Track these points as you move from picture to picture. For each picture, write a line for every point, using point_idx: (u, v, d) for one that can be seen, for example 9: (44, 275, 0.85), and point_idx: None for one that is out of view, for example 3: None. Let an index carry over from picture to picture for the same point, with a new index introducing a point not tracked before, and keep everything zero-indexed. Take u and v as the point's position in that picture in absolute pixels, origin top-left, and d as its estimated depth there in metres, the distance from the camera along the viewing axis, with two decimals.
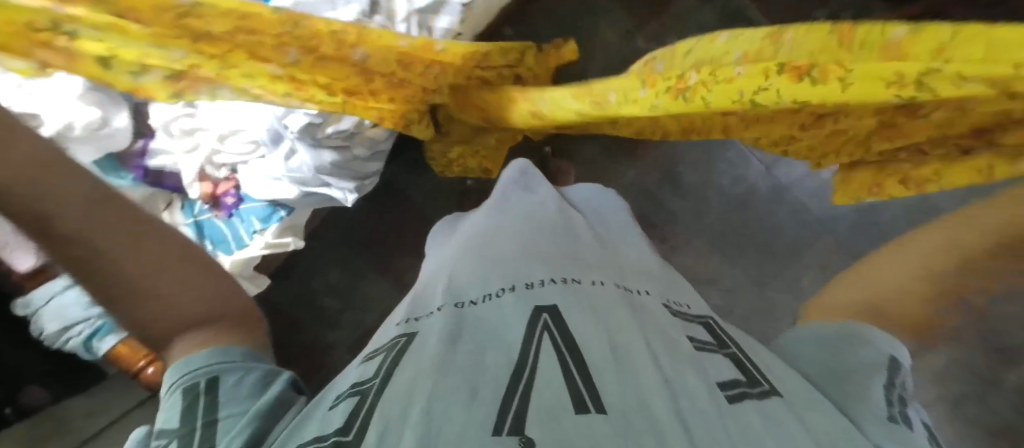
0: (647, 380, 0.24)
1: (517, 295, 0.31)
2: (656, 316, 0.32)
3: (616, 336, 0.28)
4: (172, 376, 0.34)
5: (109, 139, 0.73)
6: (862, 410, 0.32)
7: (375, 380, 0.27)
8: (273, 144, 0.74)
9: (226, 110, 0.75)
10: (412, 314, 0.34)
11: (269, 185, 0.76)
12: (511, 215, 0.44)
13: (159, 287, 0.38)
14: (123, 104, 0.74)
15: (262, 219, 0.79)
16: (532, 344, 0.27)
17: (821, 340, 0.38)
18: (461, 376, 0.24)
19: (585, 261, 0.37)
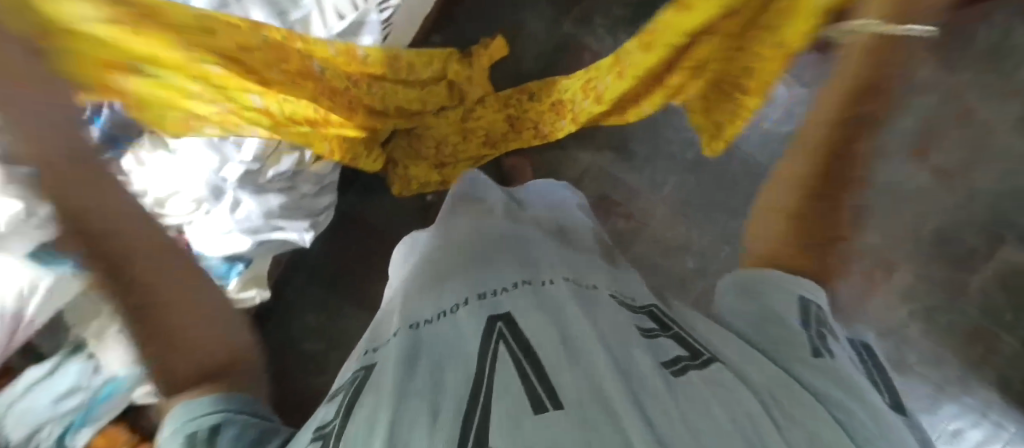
0: (600, 365, 0.25)
1: (469, 310, 0.32)
2: (608, 303, 0.33)
3: (568, 329, 0.28)
4: (174, 421, 0.34)
5: (38, 228, 0.67)
6: (790, 355, 0.34)
7: (337, 419, 0.26)
8: (214, 199, 0.71)
9: (159, 172, 0.70)
10: (372, 345, 0.34)
11: (222, 240, 0.73)
12: (459, 229, 0.45)
13: (184, 332, 0.35)
14: None
15: (220, 277, 0.76)
16: (489, 353, 0.27)
17: (743, 293, 0.41)
18: (422, 396, 0.24)
19: (535, 259, 0.38)
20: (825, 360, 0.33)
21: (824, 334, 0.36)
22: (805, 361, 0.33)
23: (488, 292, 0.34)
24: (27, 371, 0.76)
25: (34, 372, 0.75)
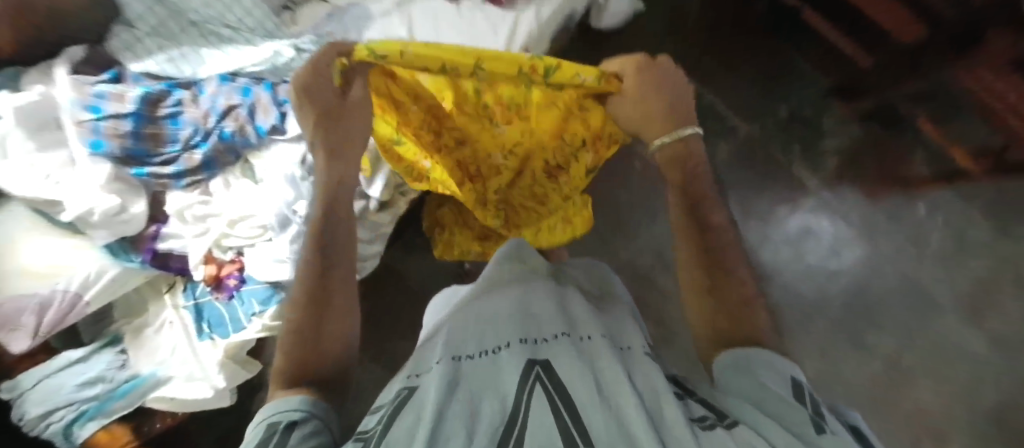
0: (632, 411, 0.27)
1: (512, 352, 0.34)
2: (641, 360, 0.35)
3: (602, 377, 0.30)
4: (267, 411, 0.36)
5: (125, 225, 0.76)
6: (792, 425, 0.29)
7: (376, 429, 0.29)
8: (280, 228, 0.77)
9: (241, 197, 0.80)
10: (415, 370, 0.36)
11: (273, 267, 0.78)
12: (507, 281, 0.48)
13: (331, 314, 0.46)
14: (141, 192, 0.78)
15: (262, 302, 0.79)
16: (526, 392, 0.30)
17: (741, 367, 0.36)
18: (460, 421, 0.27)
19: (577, 314, 0.41)
20: (831, 436, 0.28)
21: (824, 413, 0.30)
22: (806, 439, 0.28)
23: (530, 338, 0.36)
24: (65, 351, 0.77)
25: (73, 353, 0.77)
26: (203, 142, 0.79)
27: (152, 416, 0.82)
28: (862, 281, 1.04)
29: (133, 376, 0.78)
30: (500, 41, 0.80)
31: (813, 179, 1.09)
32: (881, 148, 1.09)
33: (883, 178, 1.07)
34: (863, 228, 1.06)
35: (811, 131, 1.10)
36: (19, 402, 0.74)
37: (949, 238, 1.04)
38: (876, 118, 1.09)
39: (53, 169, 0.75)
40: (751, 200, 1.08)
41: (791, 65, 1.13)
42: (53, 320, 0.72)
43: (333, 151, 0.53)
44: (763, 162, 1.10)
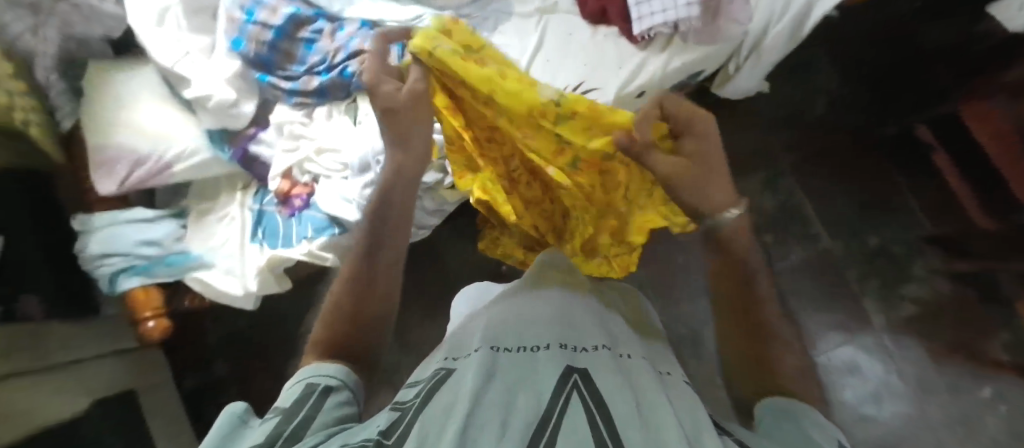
0: (664, 432, 0.31)
1: (548, 354, 0.40)
2: (679, 391, 0.39)
3: (640, 397, 0.35)
4: (304, 372, 0.41)
5: (231, 118, 0.82)
6: None
7: (415, 402, 0.36)
8: (358, 172, 0.81)
9: (336, 131, 0.84)
10: (452, 354, 0.44)
11: (339, 204, 0.81)
12: (556, 288, 0.54)
13: (375, 281, 0.49)
14: (255, 95, 0.85)
15: (316, 229, 0.83)
16: (564, 396, 0.34)
17: (782, 409, 0.37)
18: (493, 413, 0.32)
19: (619, 339, 0.46)
20: None
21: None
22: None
23: (570, 346, 0.42)
24: (138, 208, 0.84)
25: (143, 212, 0.83)
26: (325, 72, 0.85)
27: (182, 294, 0.86)
28: (896, 441, 0.97)
29: (184, 250, 0.83)
30: (621, 76, 0.81)
31: (880, 318, 1.03)
32: (969, 314, 1.00)
33: (958, 345, 1.00)
34: (916, 387, 1.00)
35: (896, 269, 1.04)
36: (84, 237, 0.80)
37: (1008, 434, 0.95)
38: (972, 283, 1.01)
39: (193, 50, 0.82)
40: (804, 315, 1.05)
41: (902, 196, 1.06)
42: (141, 177, 0.79)
43: (394, 133, 0.51)
44: (832, 283, 1.06)
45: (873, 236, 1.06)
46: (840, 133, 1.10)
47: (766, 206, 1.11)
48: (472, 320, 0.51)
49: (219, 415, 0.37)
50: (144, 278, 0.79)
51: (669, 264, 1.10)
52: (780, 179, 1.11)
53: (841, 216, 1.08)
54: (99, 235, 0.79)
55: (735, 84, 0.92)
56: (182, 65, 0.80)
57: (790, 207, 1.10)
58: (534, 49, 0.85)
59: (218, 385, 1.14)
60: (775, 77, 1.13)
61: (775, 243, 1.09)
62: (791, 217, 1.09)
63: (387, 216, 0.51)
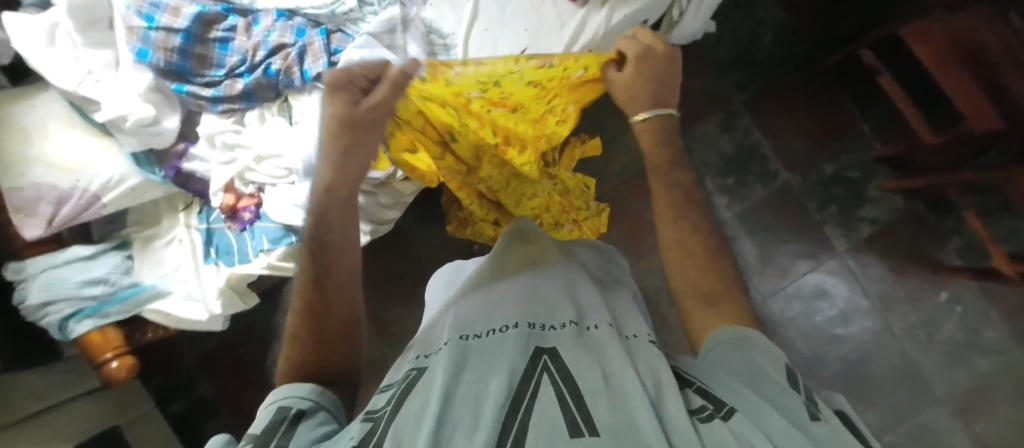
0: (633, 399, 0.32)
1: (517, 333, 0.40)
2: (645, 350, 0.40)
3: (608, 368, 0.36)
4: (278, 394, 0.40)
5: (153, 137, 0.76)
6: (788, 413, 0.31)
7: (388, 410, 0.35)
8: (304, 176, 0.76)
9: (273, 134, 0.79)
10: (423, 352, 0.43)
11: (290, 211, 0.78)
12: (519, 265, 0.54)
13: (332, 346, 0.47)
14: (176, 108, 0.79)
15: (272, 240, 0.80)
16: (534, 380, 0.35)
17: (731, 343, 0.39)
18: (465, 406, 0.32)
19: (585, 307, 0.46)
20: (821, 423, 0.30)
21: (816, 401, 0.33)
22: (801, 421, 0.30)
23: (537, 324, 0.42)
24: (75, 246, 0.79)
25: (82, 250, 0.78)
26: (248, 74, 0.77)
27: (146, 324, 0.81)
28: (863, 354, 1.04)
29: (134, 284, 0.79)
30: (564, 38, 0.79)
31: (841, 242, 1.07)
32: (922, 225, 1.04)
33: (914, 258, 1.04)
34: (878, 302, 1.05)
35: (852, 193, 1.07)
36: (22, 286, 0.74)
37: (963, 332, 1.01)
38: (923, 198, 1.04)
39: (96, 67, 0.75)
40: (771, 249, 1.09)
41: (851, 121, 1.08)
42: (69, 214, 0.74)
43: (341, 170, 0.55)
44: (794, 215, 1.08)
45: (825, 165, 1.08)
46: (788, 66, 1.10)
47: (725, 147, 1.11)
48: (442, 312, 0.50)
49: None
50: (97, 321, 0.74)
51: (638, 220, 1.12)
52: (736, 119, 1.11)
53: (796, 148, 1.09)
54: (36, 283, 0.74)
55: (681, 29, 0.89)
56: (88, 87, 0.75)
57: (749, 146, 1.11)
58: (469, 20, 0.81)
59: (207, 404, 1.13)
60: None
61: (737, 184, 1.10)
62: (750, 155, 1.11)
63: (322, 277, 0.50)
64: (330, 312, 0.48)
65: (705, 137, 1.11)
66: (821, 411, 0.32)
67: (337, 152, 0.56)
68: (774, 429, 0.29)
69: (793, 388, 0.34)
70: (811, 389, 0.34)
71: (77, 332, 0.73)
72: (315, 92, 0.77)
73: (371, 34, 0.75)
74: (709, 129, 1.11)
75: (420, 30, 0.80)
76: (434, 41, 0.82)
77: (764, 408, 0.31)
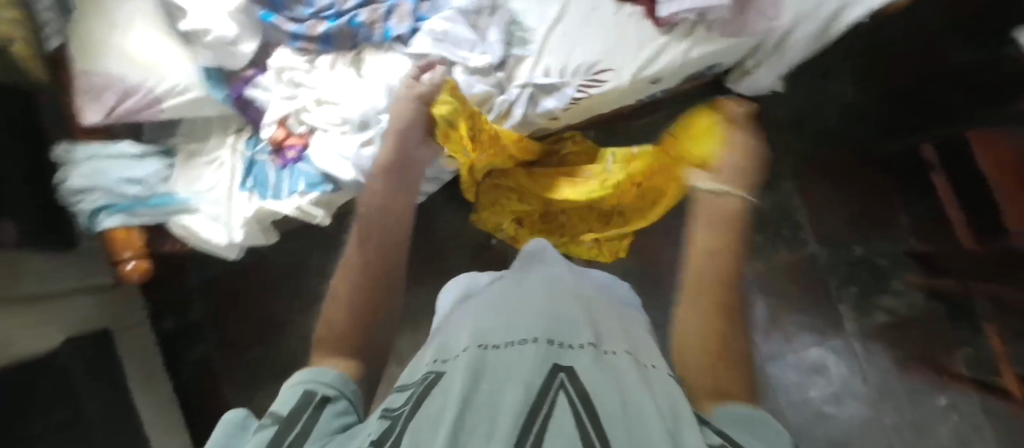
0: (652, 433, 0.31)
1: (534, 348, 0.39)
2: (664, 381, 0.38)
3: (628, 396, 0.35)
4: (304, 374, 0.38)
5: (229, 56, 0.79)
6: None
7: (406, 409, 0.35)
8: (358, 128, 0.78)
9: (340, 83, 0.80)
10: (440, 353, 0.42)
11: (334, 160, 0.79)
12: (541, 278, 0.53)
13: (367, 312, 0.44)
14: (255, 36, 0.81)
15: (308, 184, 0.81)
16: (552, 398, 0.34)
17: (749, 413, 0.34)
18: (480, 417, 0.32)
19: (604, 329, 0.45)
20: None
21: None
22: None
23: (557, 341, 0.41)
24: (125, 142, 0.80)
25: (131, 148, 0.79)
26: (333, 19, 0.80)
27: (166, 237, 0.82)
28: (849, 440, 1.03)
29: (168, 193, 0.80)
30: (640, 59, 0.80)
31: (852, 325, 1.07)
32: (938, 329, 1.04)
33: (921, 357, 1.04)
34: (876, 393, 1.04)
35: (875, 280, 1.07)
36: (66, 166, 0.76)
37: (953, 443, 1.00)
38: (945, 302, 1.04)
39: None
40: (782, 315, 1.08)
41: (891, 210, 1.08)
42: (132, 108, 0.75)
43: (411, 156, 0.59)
44: (812, 287, 1.08)
45: (855, 246, 1.08)
46: (841, 142, 1.11)
47: (761, 206, 1.12)
48: (461, 311, 0.49)
49: (216, 426, 0.35)
50: (124, 220, 0.75)
51: (658, 254, 1.12)
52: (778, 180, 1.11)
53: (831, 222, 1.10)
54: (79, 168, 0.75)
55: (753, 79, 0.91)
56: None
57: (785, 209, 1.11)
58: (552, 20, 0.82)
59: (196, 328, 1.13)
60: (789, 77, 1.12)
61: (763, 243, 1.10)
62: (784, 219, 1.11)
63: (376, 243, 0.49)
64: (374, 279, 0.46)
65: None
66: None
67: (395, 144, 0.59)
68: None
69: None
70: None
71: (104, 226, 0.74)
72: (391, 52, 0.80)
73: (459, 12, 0.78)
74: None
75: (504, 18, 0.82)
76: (514, 32, 0.83)
77: None
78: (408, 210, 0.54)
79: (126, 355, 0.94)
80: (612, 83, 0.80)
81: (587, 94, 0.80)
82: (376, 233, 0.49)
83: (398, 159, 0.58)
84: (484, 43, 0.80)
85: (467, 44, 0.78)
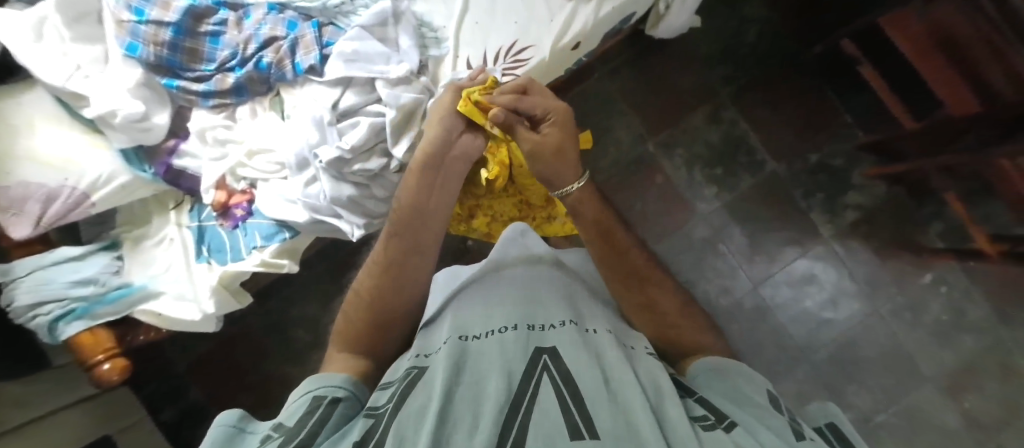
0: (634, 408, 0.34)
1: (515, 335, 0.41)
2: (645, 362, 0.41)
3: (609, 373, 0.37)
4: (309, 384, 0.43)
5: (144, 133, 0.75)
6: (775, 419, 0.35)
7: (389, 406, 0.36)
8: (297, 169, 0.76)
9: (267, 129, 0.79)
10: (421, 351, 0.44)
11: (282, 206, 0.77)
12: (519, 265, 0.54)
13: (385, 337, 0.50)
14: (166, 105, 0.78)
15: (264, 237, 0.79)
16: (535, 380, 0.36)
17: (713, 370, 0.42)
18: (465, 407, 0.34)
19: (583, 310, 0.47)
20: (809, 442, 0.33)
21: (800, 421, 0.36)
22: (790, 441, 0.33)
23: (537, 325, 0.43)
24: (63, 248, 0.77)
25: (70, 251, 0.76)
26: (239, 68, 0.78)
27: (137, 328, 0.79)
28: (852, 337, 1.06)
29: (124, 284, 0.77)
30: (554, 29, 0.80)
31: (828, 228, 1.09)
32: (905, 210, 1.07)
33: (898, 241, 1.07)
34: (865, 286, 1.07)
35: (837, 180, 1.09)
36: (9, 287, 0.72)
37: (947, 312, 1.04)
38: (905, 184, 1.07)
39: (84, 62, 0.75)
40: (761, 238, 1.10)
41: (833, 110, 1.11)
42: (58, 213, 0.73)
43: (439, 175, 0.59)
44: (781, 203, 1.11)
45: (809, 153, 1.11)
46: (771, 58, 1.13)
47: (713, 139, 1.13)
48: (441, 310, 0.51)
49: (209, 429, 0.38)
50: (87, 323, 0.73)
51: (630, 212, 1.13)
52: (722, 111, 1.13)
53: (781, 137, 1.12)
54: (22, 285, 0.72)
55: (667, 22, 0.91)
56: (76, 82, 0.73)
57: (736, 137, 1.13)
58: (459, 13, 0.81)
59: (200, 409, 1.10)
60: (706, 9, 1.13)
61: (725, 174, 1.12)
62: (737, 145, 1.13)
63: (402, 265, 0.53)
64: (388, 300, 0.51)
65: (693, 128, 1.13)
66: (805, 430, 0.35)
67: (419, 164, 0.59)
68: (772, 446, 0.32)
69: (776, 407, 0.37)
70: (792, 410, 0.38)
71: (67, 334, 0.71)
72: (308, 85, 0.79)
73: (364, 28, 0.77)
74: (697, 121, 1.13)
75: (412, 22, 0.81)
76: (425, 34, 0.82)
77: (752, 421, 0.35)
78: (437, 216, 0.58)
79: None
80: (535, 59, 0.79)
81: (515, 75, 0.79)
82: (394, 260, 0.53)
83: (437, 153, 0.59)
84: (398, 52, 0.79)
85: (381, 57, 0.77)
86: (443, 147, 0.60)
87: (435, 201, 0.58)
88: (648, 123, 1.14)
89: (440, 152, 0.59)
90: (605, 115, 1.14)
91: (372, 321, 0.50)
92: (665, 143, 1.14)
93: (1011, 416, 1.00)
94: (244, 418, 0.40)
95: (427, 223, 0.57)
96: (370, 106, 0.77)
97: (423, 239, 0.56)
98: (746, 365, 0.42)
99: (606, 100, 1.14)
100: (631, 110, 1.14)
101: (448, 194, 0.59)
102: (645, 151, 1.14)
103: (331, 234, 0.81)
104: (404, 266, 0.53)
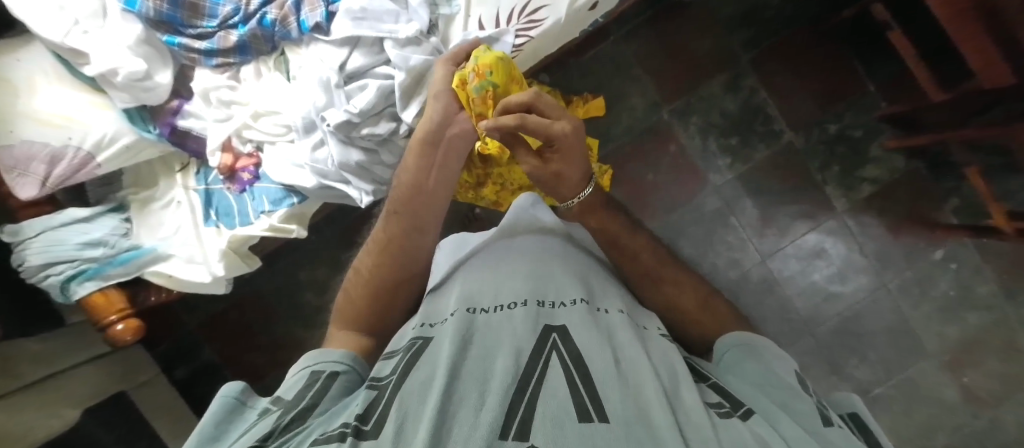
0: (647, 393, 0.33)
1: (525, 310, 0.40)
2: (658, 343, 0.41)
3: (621, 357, 0.37)
4: (311, 358, 0.44)
5: (147, 93, 0.74)
6: (804, 404, 0.36)
7: (392, 378, 0.37)
8: (304, 132, 0.75)
9: (273, 91, 0.77)
10: (427, 320, 0.44)
11: (290, 171, 0.76)
12: (527, 235, 0.54)
13: (385, 314, 0.51)
14: (167, 63, 0.76)
15: (273, 202, 0.78)
16: (545, 359, 0.36)
17: (743, 347, 0.43)
18: (470, 384, 0.34)
19: (596, 288, 0.46)
20: (837, 430, 0.34)
21: (825, 405, 0.37)
22: (815, 427, 0.34)
23: (548, 302, 0.43)
24: (71, 208, 0.76)
25: (79, 212, 0.76)
26: (242, 24, 0.76)
27: (147, 288, 0.80)
28: (858, 311, 1.06)
29: (134, 246, 0.77)
30: None
31: (841, 202, 1.07)
32: (922, 185, 1.05)
33: (912, 216, 1.05)
34: (875, 261, 1.06)
35: (855, 154, 1.07)
36: (19, 248, 0.72)
37: (955, 289, 1.03)
38: (925, 157, 1.04)
39: (82, 16, 0.72)
40: (774, 210, 1.09)
41: (857, 79, 1.07)
42: (63, 174, 0.72)
43: (436, 152, 0.57)
44: (796, 175, 1.08)
45: (827, 123, 1.08)
46: (796, 21, 1.07)
47: (730, 107, 1.10)
48: (445, 280, 0.50)
49: (215, 398, 0.40)
50: (100, 283, 0.74)
51: (640, 183, 1.11)
52: (741, 78, 1.09)
53: (801, 108, 1.08)
54: (35, 242, 0.72)
55: None
56: (75, 38, 0.71)
57: (754, 105, 1.09)
58: None
59: (214, 368, 1.13)
60: None
61: (740, 145, 1.10)
62: (755, 115, 1.10)
63: (404, 241, 0.53)
64: (386, 276, 0.51)
65: (711, 96, 1.10)
66: (832, 416, 0.36)
67: (417, 144, 0.57)
68: (790, 434, 0.32)
69: (806, 393, 0.38)
70: (819, 394, 0.39)
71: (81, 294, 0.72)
72: (314, 45, 0.75)
73: None
74: (714, 89, 1.09)
75: None
76: None
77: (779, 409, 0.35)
78: (440, 194, 0.56)
79: (149, 412, 0.95)
80: (551, 20, 0.75)
81: (528, 38, 0.75)
82: (394, 237, 0.53)
83: (434, 132, 0.57)
84: (408, 11, 0.75)
85: (389, 16, 0.72)
86: (440, 124, 0.57)
87: (433, 178, 0.56)
88: (663, 89, 1.11)
89: (439, 130, 0.57)
90: (619, 81, 1.11)
91: (372, 296, 0.51)
92: (680, 111, 1.11)
93: (1008, 392, 1.01)
94: (240, 390, 0.41)
95: (428, 198, 0.55)
96: (379, 68, 0.74)
97: (429, 212, 0.55)
98: (777, 346, 0.43)
99: (620, 64, 1.10)
100: (646, 76, 1.11)
101: (451, 172, 0.57)
102: (659, 119, 1.11)
103: (339, 199, 0.80)
104: (407, 242, 0.53)
